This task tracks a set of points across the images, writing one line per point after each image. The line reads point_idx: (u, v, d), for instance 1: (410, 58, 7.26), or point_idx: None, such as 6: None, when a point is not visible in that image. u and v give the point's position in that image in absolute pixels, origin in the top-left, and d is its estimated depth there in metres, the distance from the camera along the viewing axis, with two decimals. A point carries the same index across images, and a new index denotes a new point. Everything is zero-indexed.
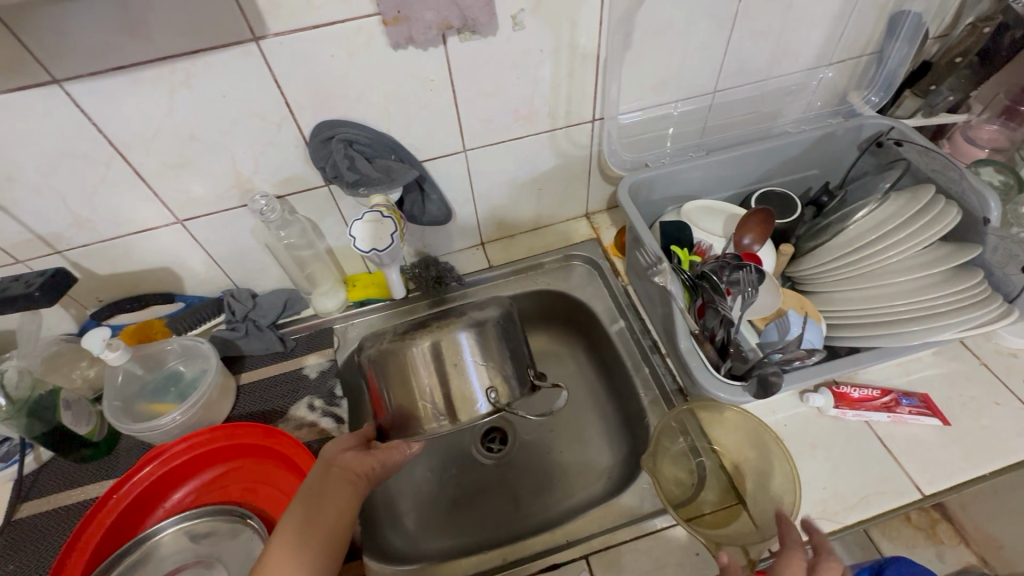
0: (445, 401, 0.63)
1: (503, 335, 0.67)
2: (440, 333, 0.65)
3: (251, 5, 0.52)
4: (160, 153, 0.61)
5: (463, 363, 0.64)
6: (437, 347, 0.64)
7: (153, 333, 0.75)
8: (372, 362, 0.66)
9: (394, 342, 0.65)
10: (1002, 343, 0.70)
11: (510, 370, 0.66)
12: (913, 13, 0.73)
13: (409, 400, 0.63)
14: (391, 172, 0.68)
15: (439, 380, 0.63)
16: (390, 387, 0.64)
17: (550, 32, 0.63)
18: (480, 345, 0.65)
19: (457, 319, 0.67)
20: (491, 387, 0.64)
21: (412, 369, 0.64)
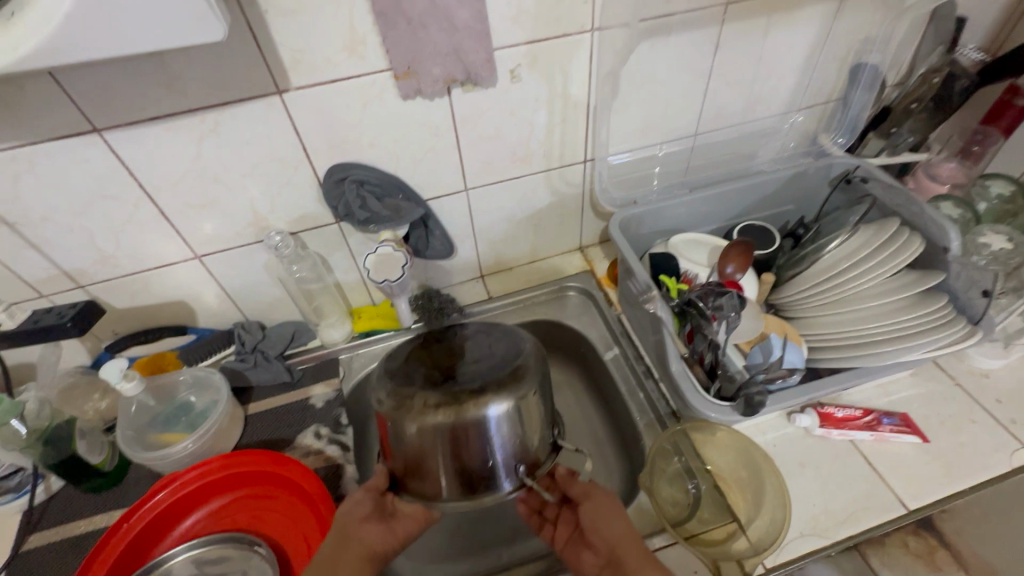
0: (463, 470, 0.57)
1: (535, 405, 0.59)
2: (466, 409, 0.55)
3: (277, 63, 0.58)
4: (184, 195, 0.66)
5: (492, 441, 0.56)
6: (460, 424, 0.55)
7: (165, 364, 0.79)
8: (388, 418, 0.58)
9: (412, 406, 0.56)
10: (974, 364, 0.75)
11: (536, 434, 0.61)
12: (870, 64, 0.81)
13: (423, 462, 0.57)
14: (399, 210, 0.74)
15: (464, 455, 0.56)
16: (403, 448, 0.58)
17: (545, 83, 0.70)
18: (513, 420, 0.57)
19: (487, 389, 0.57)
20: (520, 463, 0.58)
21: (431, 442, 0.56)
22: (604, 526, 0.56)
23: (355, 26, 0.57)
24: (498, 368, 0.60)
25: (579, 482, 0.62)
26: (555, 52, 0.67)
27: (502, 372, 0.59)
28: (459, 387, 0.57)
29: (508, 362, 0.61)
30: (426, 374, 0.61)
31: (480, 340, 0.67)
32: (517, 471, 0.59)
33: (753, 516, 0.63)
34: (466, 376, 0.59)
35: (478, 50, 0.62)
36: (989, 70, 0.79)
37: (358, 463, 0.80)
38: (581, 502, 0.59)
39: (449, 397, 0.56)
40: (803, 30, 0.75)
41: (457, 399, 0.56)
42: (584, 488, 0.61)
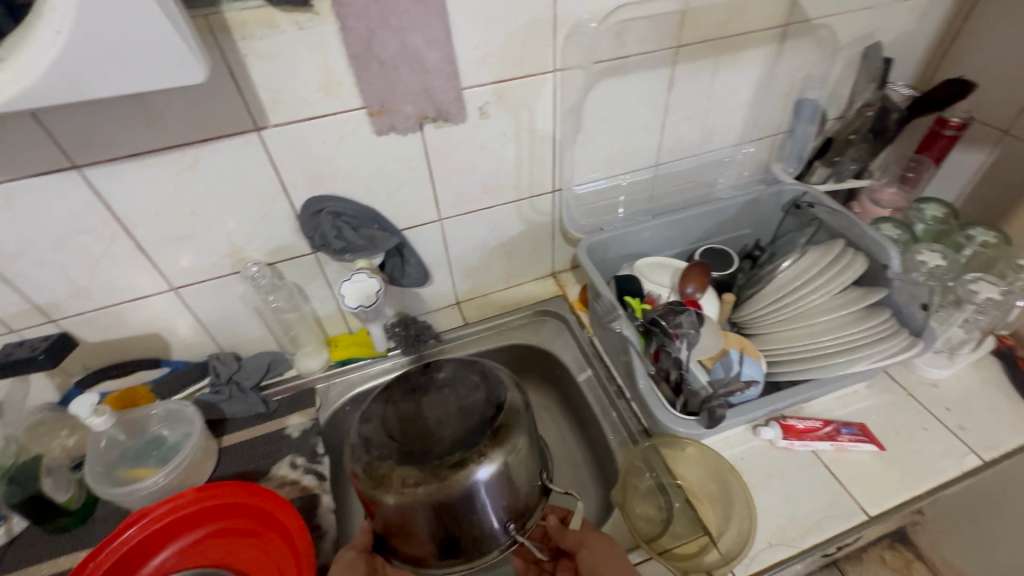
0: (450, 538, 0.60)
1: (519, 465, 0.62)
2: (450, 481, 0.58)
3: (255, 102, 0.61)
4: (162, 228, 0.67)
5: (481, 506, 0.60)
6: (447, 494, 0.57)
7: (137, 398, 0.79)
8: (368, 493, 0.59)
9: (393, 482, 0.58)
10: (924, 374, 0.79)
11: (525, 484, 0.64)
12: (810, 99, 0.89)
13: (409, 531, 0.59)
14: (373, 240, 0.76)
15: (452, 522, 0.59)
16: (386, 517, 0.59)
17: (512, 118, 0.74)
18: (500, 482, 0.60)
19: (469, 458, 0.59)
20: (508, 520, 0.62)
21: (416, 516, 0.58)
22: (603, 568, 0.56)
23: (332, 67, 0.61)
24: (478, 428, 0.62)
25: (572, 531, 0.61)
26: (520, 91, 0.72)
27: (482, 436, 0.61)
28: (439, 452, 0.60)
29: (487, 422, 0.62)
30: (406, 437, 0.62)
31: (458, 392, 0.68)
32: (506, 523, 0.62)
33: (723, 528, 0.65)
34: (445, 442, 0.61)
35: (448, 89, 0.66)
36: (917, 105, 0.88)
37: (334, 494, 0.80)
38: (577, 551, 0.59)
39: (431, 469, 0.58)
40: (748, 69, 0.82)
41: (439, 468, 0.58)
42: (578, 538, 0.60)
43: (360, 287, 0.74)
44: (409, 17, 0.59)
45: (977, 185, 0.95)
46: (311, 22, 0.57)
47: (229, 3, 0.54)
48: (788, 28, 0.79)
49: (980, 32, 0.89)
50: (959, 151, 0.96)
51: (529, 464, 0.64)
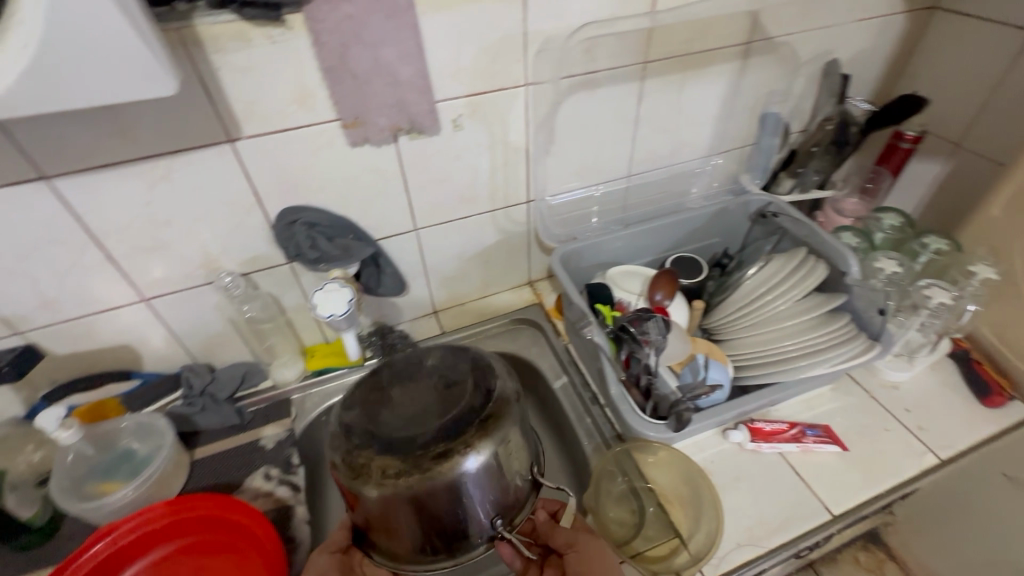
0: (434, 531, 0.58)
1: (506, 456, 0.59)
2: (433, 474, 0.55)
3: (229, 114, 0.61)
4: (134, 240, 0.67)
5: (468, 499, 0.58)
6: (431, 487, 0.55)
7: (106, 412, 0.78)
8: (349, 485, 0.57)
9: (372, 472, 0.56)
10: (885, 377, 0.82)
11: (514, 476, 0.62)
12: (773, 113, 0.93)
13: (391, 524, 0.58)
14: (349, 249, 0.76)
15: (435, 514, 0.57)
16: (367, 509, 0.57)
17: (485, 131, 0.76)
18: (486, 474, 0.57)
19: (453, 448, 0.56)
20: (493, 515, 0.60)
21: (398, 508, 0.56)
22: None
23: (305, 80, 0.62)
24: (464, 416, 0.59)
25: (563, 531, 0.61)
26: (493, 104, 0.74)
27: (467, 424, 0.58)
28: (422, 441, 0.57)
29: (474, 409, 0.60)
30: (389, 426, 0.59)
31: (445, 378, 0.65)
32: (491, 517, 0.60)
33: (693, 529, 0.66)
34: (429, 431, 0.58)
35: (421, 102, 0.67)
36: (875, 119, 0.90)
37: (310, 505, 0.79)
38: (565, 553, 0.59)
39: (413, 459, 0.55)
40: (714, 84, 0.85)
41: (421, 458, 0.55)
42: (568, 538, 0.60)
43: (333, 296, 0.74)
44: (381, 32, 0.60)
45: (933, 195, 0.99)
46: (284, 36, 0.58)
47: (201, 17, 0.55)
48: (751, 45, 0.83)
49: (932, 53, 0.94)
50: (916, 162, 1.01)
51: (518, 455, 0.61)
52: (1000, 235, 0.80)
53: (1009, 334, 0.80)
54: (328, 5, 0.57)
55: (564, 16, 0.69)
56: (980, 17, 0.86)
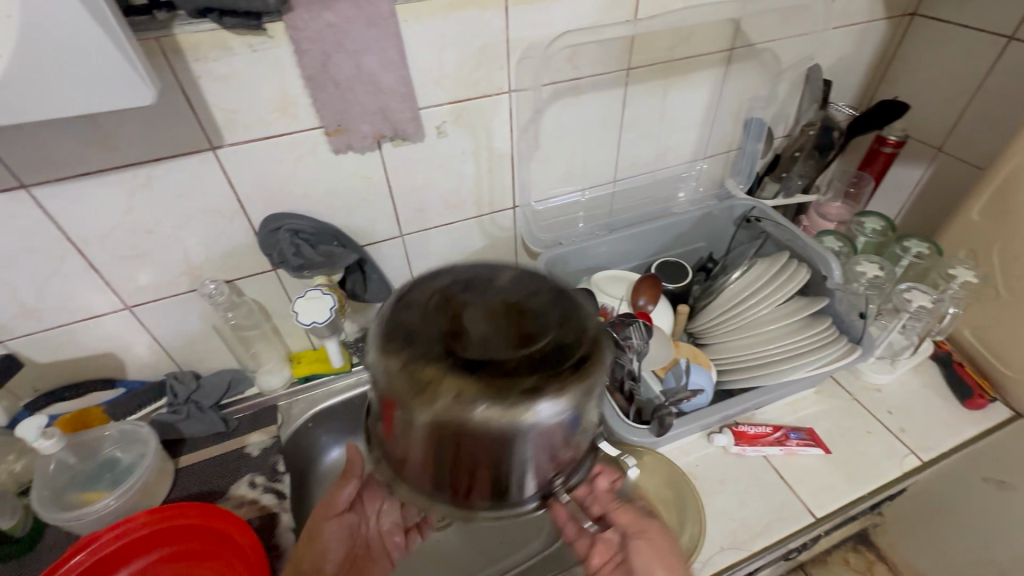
0: (475, 480, 0.40)
1: (592, 407, 0.41)
2: (515, 410, 0.36)
3: (210, 121, 0.61)
4: (116, 247, 0.67)
5: (540, 451, 0.39)
6: (507, 430, 0.36)
7: (90, 420, 0.76)
8: (391, 400, 0.38)
9: (431, 389, 0.36)
10: (868, 380, 0.83)
11: (589, 433, 0.44)
12: (756, 118, 0.93)
13: (426, 460, 0.40)
14: (333, 257, 0.74)
15: (476, 462, 0.39)
16: (404, 432, 0.39)
17: (469, 137, 0.76)
18: (571, 424, 0.39)
19: (539, 382, 0.36)
20: (547, 476, 0.42)
21: (448, 443, 0.37)
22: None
23: (287, 88, 0.62)
24: (562, 341, 0.39)
25: (631, 513, 0.57)
26: (476, 111, 0.74)
27: (566, 352, 0.38)
28: (501, 366, 0.37)
29: (577, 337, 0.39)
30: (461, 342, 0.38)
31: (529, 300, 0.42)
32: (547, 480, 0.43)
33: (677, 532, 0.67)
34: (516, 359, 0.37)
35: (404, 110, 0.68)
36: (856, 123, 0.92)
37: (295, 512, 0.79)
38: (634, 538, 0.55)
39: (485, 379, 0.36)
40: (697, 90, 0.86)
41: (504, 389, 0.36)
42: (637, 523, 0.56)
43: (314, 304, 0.74)
44: (363, 40, 0.61)
45: (916, 200, 1.01)
46: (265, 45, 0.59)
47: (180, 25, 0.55)
48: (733, 51, 0.83)
49: (911, 57, 0.96)
50: (898, 166, 1.02)
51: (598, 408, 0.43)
52: (979, 238, 0.81)
53: (989, 337, 0.81)
54: (308, 14, 0.57)
55: (545, 24, 0.70)
56: (957, 24, 0.87)
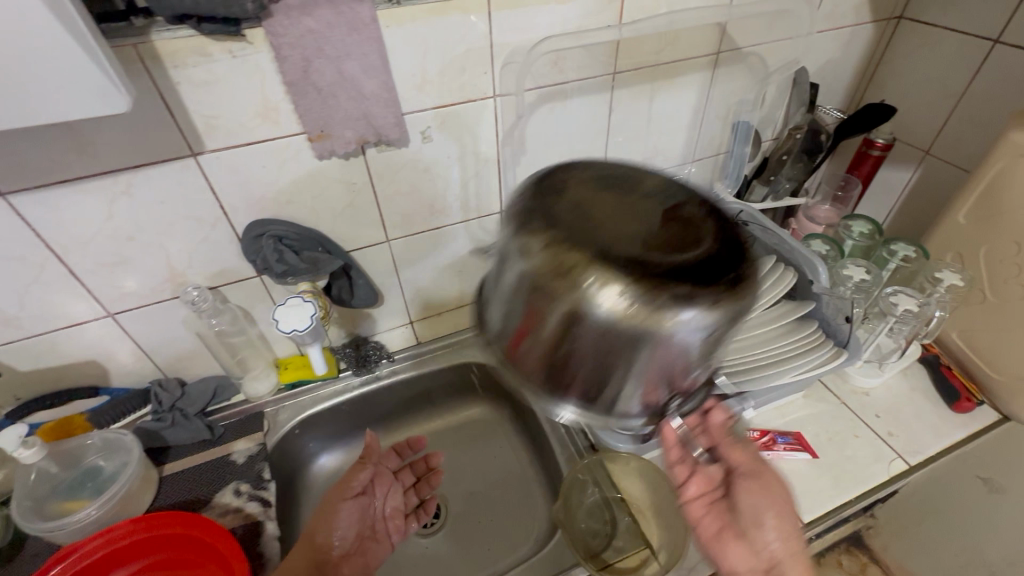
0: (604, 383, 0.41)
1: (726, 333, 0.42)
2: (669, 312, 0.36)
3: (190, 128, 0.61)
4: (96, 255, 0.66)
5: (681, 360, 0.40)
6: (654, 334, 0.37)
7: (72, 428, 0.76)
8: (538, 288, 0.39)
9: (577, 272, 0.37)
10: (856, 384, 0.83)
11: (713, 360, 0.45)
12: (743, 121, 0.93)
13: (557, 354, 0.41)
14: (317, 263, 0.75)
15: (611, 364, 0.40)
16: (543, 325, 0.40)
17: (455, 142, 0.76)
18: (708, 343, 0.40)
19: (686, 286, 0.37)
20: (662, 393, 0.44)
21: (588, 340, 0.38)
22: (785, 541, 0.53)
23: (268, 94, 0.62)
24: (715, 254, 0.39)
25: (747, 455, 0.57)
26: (461, 116, 0.74)
27: (719, 267, 0.38)
28: (648, 264, 0.37)
29: (726, 254, 0.39)
30: (613, 235, 0.39)
31: (678, 213, 0.42)
32: (658, 399, 0.45)
33: (663, 539, 0.66)
34: (666, 262, 0.38)
35: (387, 115, 0.67)
36: (844, 126, 0.92)
37: (280, 521, 0.78)
38: (751, 480, 0.56)
39: (630, 272, 0.37)
40: (685, 94, 0.86)
41: (654, 291, 0.36)
42: (751, 465, 0.56)
43: (296, 310, 0.74)
44: (344, 46, 0.61)
45: (904, 203, 1.01)
46: (245, 51, 0.58)
47: (158, 32, 0.54)
48: (720, 55, 0.83)
49: (899, 60, 0.96)
50: (887, 169, 1.02)
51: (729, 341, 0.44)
52: (965, 241, 0.81)
53: (977, 340, 0.80)
54: (288, 20, 0.57)
55: (528, 29, 0.70)
56: (944, 27, 0.87)
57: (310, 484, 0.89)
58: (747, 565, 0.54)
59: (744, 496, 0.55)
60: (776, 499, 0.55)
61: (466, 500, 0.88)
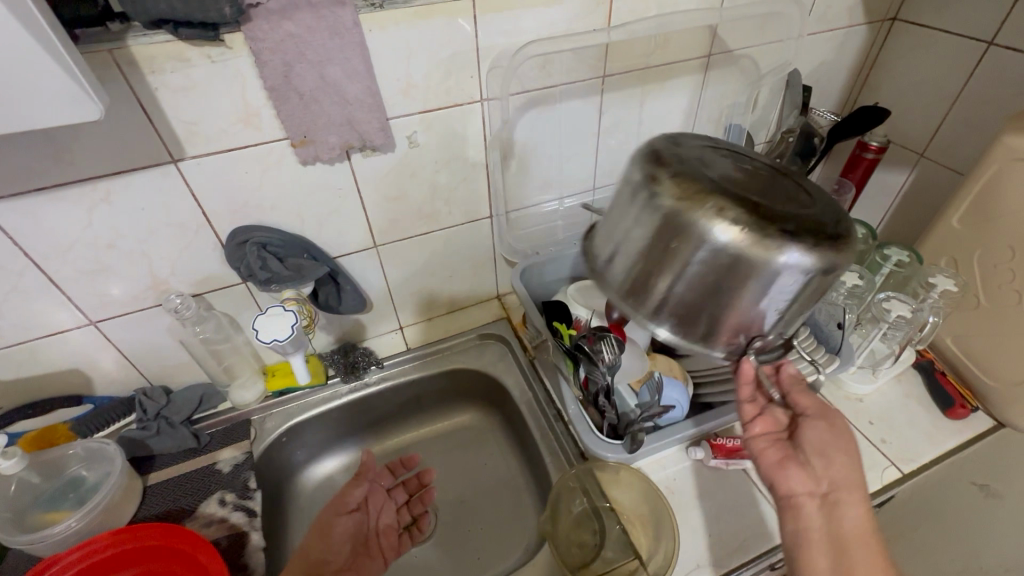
0: (704, 313, 0.51)
1: (818, 289, 0.50)
2: (775, 249, 0.45)
3: (170, 134, 0.60)
4: (77, 262, 0.65)
5: (775, 296, 0.48)
6: (755, 267, 0.46)
7: (55, 437, 0.75)
8: (666, 220, 0.48)
9: (702, 203, 0.46)
10: (849, 390, 0.81)
11: (800, 315, 0.53)
12: (736, 124, 0.92)
13: (668, 280, 0.50)
14: (302, 270, 0.75)
15: (713, 291, 0.49)
16: (660, 253, 0.49)
17: (442, 147, 0.75)
18: (800, 289, 0.48)
19: (793, 230, 0.45)
20: (750, 330, 0.52)
21: (699, 267, 0.48)
22: (843, 474, 0.56)
23: (249, 99, 0.61)
24: (817, 215, 0.48)
25: (813, 400, 0.60)
26: (448, 120, 0.73)
27: (823, 225, 0.47)
28: (761, 208, 0.46)
29: (826, 219, 0.48)
30: (731, 184, 0.48)
31: (784, 185, 0.51)
32: (740, 341, 0.53)
33: (653, 551, 0.64)
34: (777, 212, 0.47)
35: (371, 120, 0.66)
36: (836, 130, 0.91)
37: (265, 531, 0.77)
38: (815, 419, 0.59)
39: (743, 209, 0.46)
40: (676, 97, 0.85)
41: (765, 228, 0.45)
42: (820, 408, 0.60)
43: (275, 320, 0.73)
44: (326, 50, 0.60)
45: (900, 206, 0.99)
46: (224, 56, 0.57)
47: (134, 37, 0.53)
48: (711, 58, 0.82)
49: (894, 62, 0.95)
50: (881, 172, 1.01)
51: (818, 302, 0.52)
52: (959, 245, 0.80)
53: (971, 346, 0.79)
54: (267, 24, 0.56)
55: (515, 32, 0.69)
56: (938, 29, 0.86)
57: (298, 492, 0.88)
58: (803, 488, 0.57)
59: (810, 431, 0.59)
60: (840, 439, 0.58)
61: (456, 508, 0.87)
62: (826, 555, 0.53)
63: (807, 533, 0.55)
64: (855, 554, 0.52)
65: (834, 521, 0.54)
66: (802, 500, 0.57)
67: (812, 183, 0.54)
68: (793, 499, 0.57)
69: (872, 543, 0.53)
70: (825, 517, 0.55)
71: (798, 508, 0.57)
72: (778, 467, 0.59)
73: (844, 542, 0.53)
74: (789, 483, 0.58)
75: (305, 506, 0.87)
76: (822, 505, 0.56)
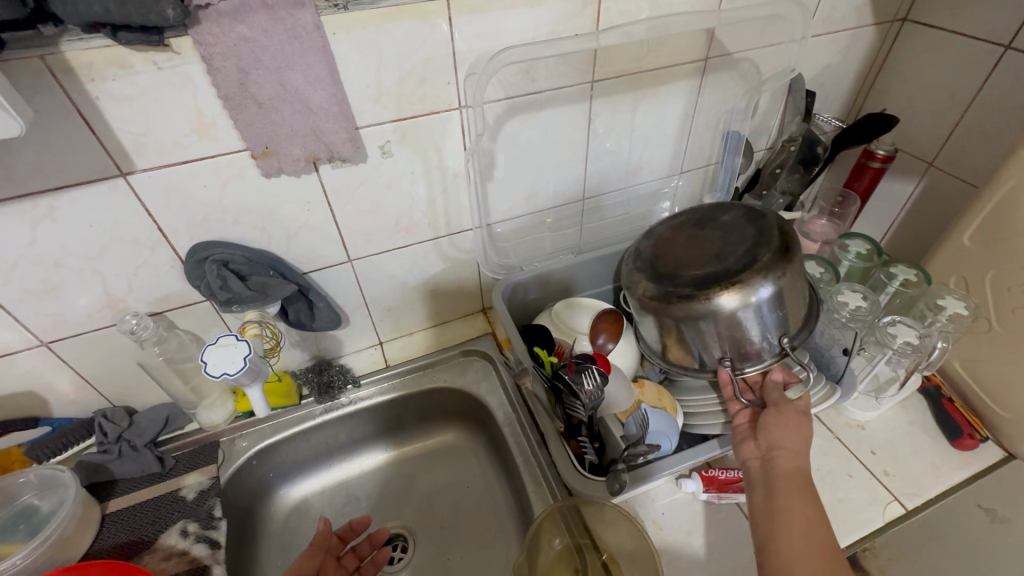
0: (708, 354, 0.65)
1: (783, 298, 0.62)
2: (732, 296, 0.59)
3: (117, 146, 0.55)
4: (22, 281, 0.61)
5: (749, 323, 0.61)
6: (724, 314, 0.60)
7: (10, 463, 0.71)
8: (651, 304, 0.65)
9: (659, 292, 0.64)
10: (850, 416, 0.77)
11: (788, 320, 0.64)
12: (733, 132, 0.86)
13: (673, 338, 0.66)
14: (266, 289, 0.70)
15: (704, 341, 0.64)
16: (659, 326, 0.66)
17: (418, 157, 0.70)
18: (768, 306, 0.61)
19: (752, 272, 0.60)
20: (751, 349, 0.64)
21: (687, 328, 0.63)
22: (780, 436, 0.58)
23: (203, 109, 0.56)
24: (760, 247, 0.63)
25: (781, 394, 0.63)
26: (423, 129, 0.68)
27: (766, 253, 0.62)
28: (726, 271, 0.61)
29: (767, 244, 0.63)
30: (693, 269, 0.63)
31: (728, 236, 0.66)
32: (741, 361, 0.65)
33: None
34: (723, 270, 0.62)
35: (338, 130, 0.62)
36: (842, 136, 0.87)
37: (231, 561, 0.73)
38: (771, 407, 0.62)
39: (717, 281, 0.61)
40: (671, 102, 0.80)
41: (713, 287, 0.60)
42: (779, 398, 0.62)
43: (226, 353, 0.68)
44: (286, 55, 0.55)
45: (907, 218, 0.94)
46: (172, 62, 0.52)
47: (69, 42, 0.48)
48: (709, 61, 0.77)
49: (903, 65, 0.89)
50: (888, 181, 0.96)
51: (795, 303, 0.64)
52: (970, 264, 0.75)
53: (980, 372, 0.75)
54: (218, 28, 0.51)
55: (496, 35, 0.64)
56: (951, 31, 0.81)
57: (271, 515, 0.84)
58: (751, 455, 0.60)
59: (765, 416, 0.62)
60: (784, 412, 0.60)
61: (437, 531, 0.83)
62: (762, 502, 0.55)
63: (752, 490, 0.57)
64: (783, 492, 0.54)
65: (769, 472, 0.56)
66: (751, 466, 0.59)
67: (771, 216, 0.67)
68: (743, 466, 0.60)
69: (804, 485, 0.54)
70: (764, 473, 0.57)
71: (746, 473, 0.59)
72: (737, 444, 0.62)
73: (775, 487, 0.55)
74: (741, 454, 0.61)
75: (277, 531, 0.83)
76: (763, 464, 0.58)
